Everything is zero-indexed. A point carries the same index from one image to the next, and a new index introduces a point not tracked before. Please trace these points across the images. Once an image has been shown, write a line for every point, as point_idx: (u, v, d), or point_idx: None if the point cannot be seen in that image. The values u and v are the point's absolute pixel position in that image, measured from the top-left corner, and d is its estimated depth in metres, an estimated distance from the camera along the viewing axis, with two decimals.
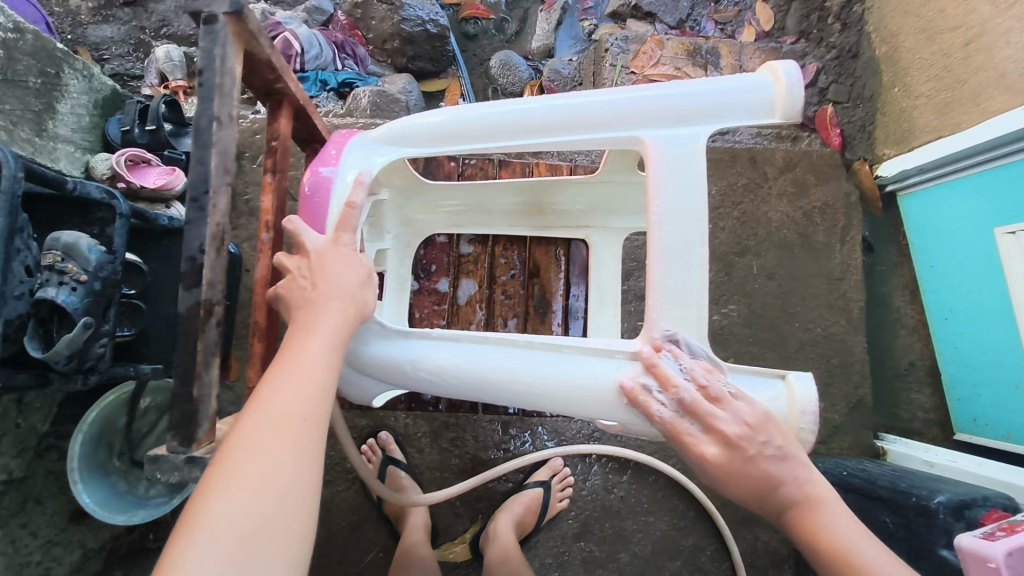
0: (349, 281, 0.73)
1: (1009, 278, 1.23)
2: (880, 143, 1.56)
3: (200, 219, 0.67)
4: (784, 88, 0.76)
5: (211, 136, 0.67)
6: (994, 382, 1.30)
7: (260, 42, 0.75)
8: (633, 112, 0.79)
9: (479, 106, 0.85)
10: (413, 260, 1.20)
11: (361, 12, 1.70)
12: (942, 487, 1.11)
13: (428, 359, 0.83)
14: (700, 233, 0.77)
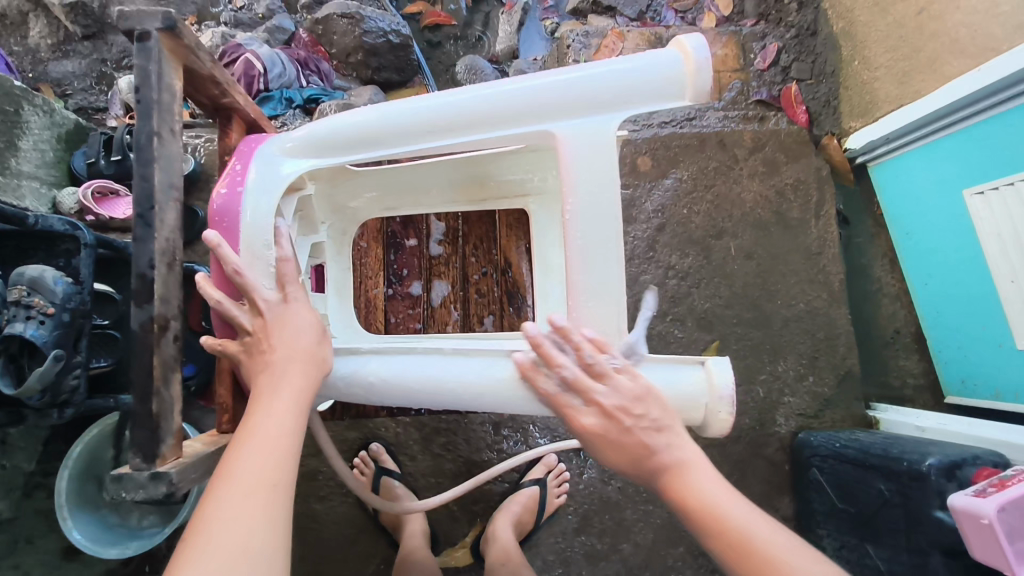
0: (304, 340, 0.75)
1: (982, 237, 1.26)
2: (846, 116, 1.57)
3: (148, 235, 0.71)
4: (693, 68, 0.71)
5: (152, 152, 0.72)
6: (979, 341, 1.34)
7: (199, 57, 0.78)
8: (536, 104, 0.75)
9: (380, 107, 0.80)
10: (384, 265, 1.13)
11: (322, 28, 1.67)
12: (931, 451, 1.12)
13: (363, 372, 0.85)
14: (615, 225, 0.76)
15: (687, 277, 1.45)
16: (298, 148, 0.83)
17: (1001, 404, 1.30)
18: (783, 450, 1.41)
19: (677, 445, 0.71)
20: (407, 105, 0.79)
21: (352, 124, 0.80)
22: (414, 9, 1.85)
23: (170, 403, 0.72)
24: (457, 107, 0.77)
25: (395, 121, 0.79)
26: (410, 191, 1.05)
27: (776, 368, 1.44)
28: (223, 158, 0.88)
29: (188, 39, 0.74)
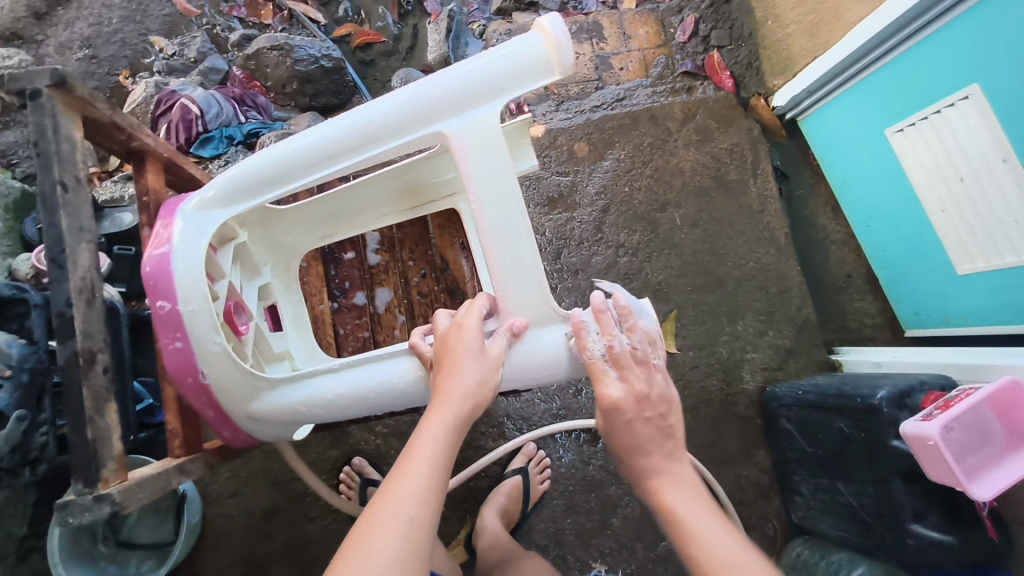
0: (479, 372, 0.78)
1: (909, 172, 1.31)
2: (769, 75, 1.63)
3: (62, 276, 0.75)
4: (553, 45, 0.75)
5: (57, 200, 0.76)
6: (925, 273, 1.39)
7: (97, 106, 0.82)
8: (422, 109, 0.78)
9: (285, 144, 0.83)
10: (325, 281, 1.08)
11: (254, 63, 1.70)
12: (881, 383, 1.16)
13: (320, 392, 0.84)
14: (519, 208, 0.78)
15: (637, 252, 1.48)
16: (212, 201, 0.84)
17: (965, 327, 1.32)
18: (754, 406, 1.45)
19: (675, 459, 0.82)
20: (308, 136, 0.82)
21: (258, 163, 0.83)
22: (342, 32, 1.86)
23: (108, 429, 0.76)
24: (352, 129, 0.80)
25: (299, 153, 0.82)
26: (345, 215, 1.02)
27: (736, 328, 1.47)
28: (143, 200, 0.94)
29: (79, 90, 0.78)
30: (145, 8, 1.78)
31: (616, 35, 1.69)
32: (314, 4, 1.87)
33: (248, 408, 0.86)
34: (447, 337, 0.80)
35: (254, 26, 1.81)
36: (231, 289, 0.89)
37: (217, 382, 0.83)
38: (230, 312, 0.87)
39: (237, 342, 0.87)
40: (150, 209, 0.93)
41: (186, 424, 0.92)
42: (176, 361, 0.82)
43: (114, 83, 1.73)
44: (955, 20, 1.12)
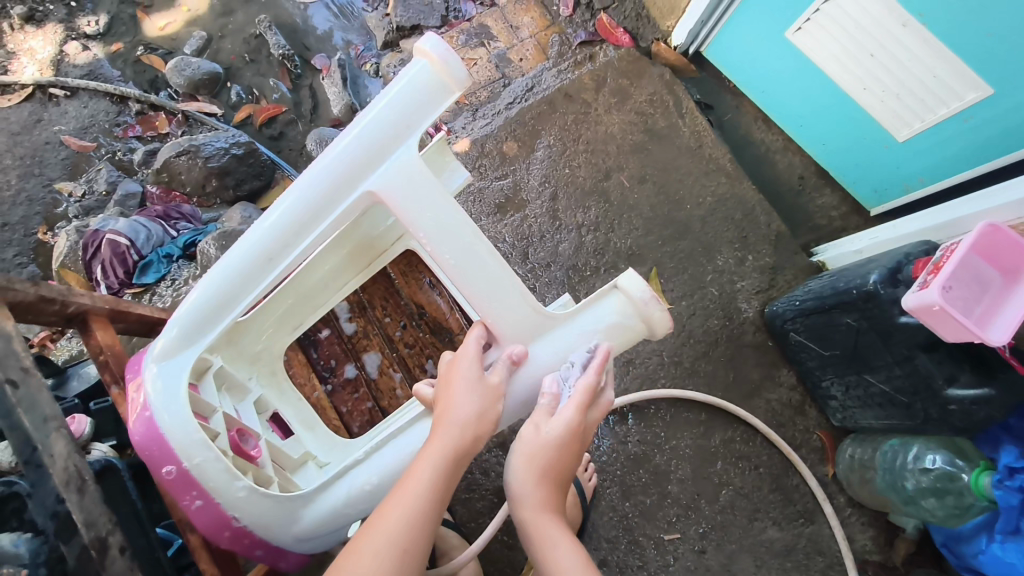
0: (473, 406, 0.77)
1: (822, 65, 1.34)
2: (660, 19, 1.65)
3: (41, 471, 0.75)
4: (440, 63, 0.76)
5: (11, 400, 0.77)
6: (873, 151, 1.41)
7: (14, 286, 0.81)
8: (343, 175, 0.78)
9: (225, 258, 0.82)
10: (309, 367, 1.02)
11: (167, 175, 1.66)
12: (869, 267, 1.16)
13: (357, 486, 0.82)
14: (470, 230, 0.79)
15: (600, 226, 1.47)
16: (172, 346, 0.81)
17: (924, 189, 1.36)
18: (760, 331, 1.45)
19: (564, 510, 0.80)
20: (242, 245, 0.81)
21: (204, 291, 0.81)
22: (242, 116, 1.81)
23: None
24: (286, 217, 0.79)
25: (241, 264, 0.80)
26: (307, 299, 0.97)
27: (717, 264, 1.48)
28: (100, 358, 0.91)
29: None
30: (41, 161, 1.74)
31: (504, 29, 1.69)
32: (204, 99, 1.82)
33: (293, 533, 0.82)
34: (445, 377, 0.81)
35: (155, 139, 1.77)
36: (228, 421, 0.84)
37: (253, 521, 0.79)
38: (237, 443, 0.81)
39: (256, 471, 0.83)
40: (109, 367, 0.92)
41: (224, 565, 0.89)
42: (204, 518, 0.79)
43: (35, 242, 1.67)
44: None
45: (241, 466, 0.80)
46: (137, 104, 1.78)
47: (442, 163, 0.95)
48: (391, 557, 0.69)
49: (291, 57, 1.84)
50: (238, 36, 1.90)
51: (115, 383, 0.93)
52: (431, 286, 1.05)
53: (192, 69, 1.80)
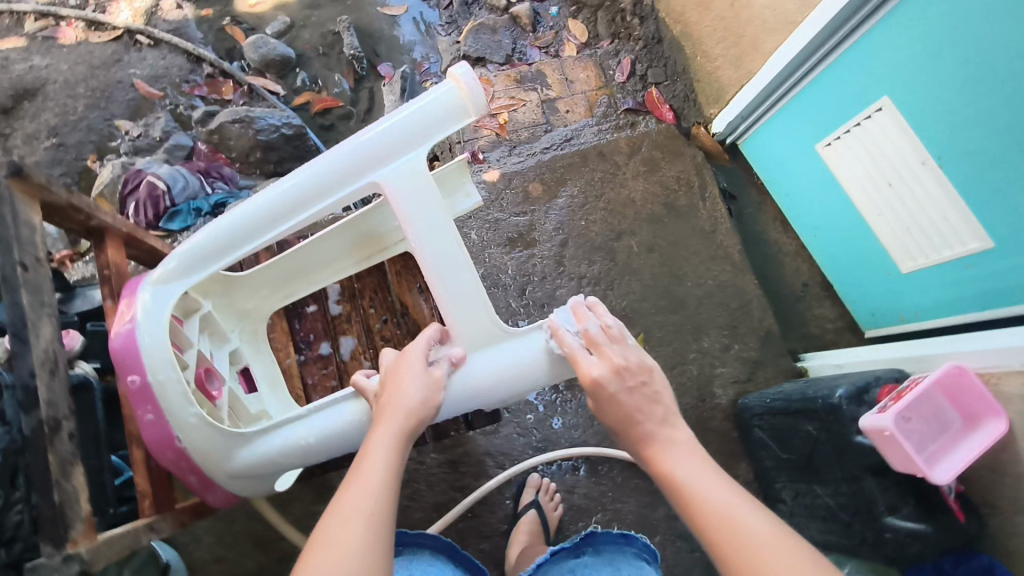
0: (418, 392, 0.81)
1: (844, 183, 1.38)
2: (705, 105, 1.72)
3: (24, 350, 0.76)
4: (465, 89, 0.80)
5: (18, 279, 0.77)
6: (874, 274, 1.45)
7: (52, 189, 0.85)
8: (354, 165, 0.82)
9: (234, 211, 0.85)
10: (290, 335, 1.10)
11: (218, 137, 1.77)
12: (840, 382, 1.19)
13: (292, 440, 0.85)
14: (454, 239, 0.83)
15: (599, 282, 1.53)
16: (169, 274, 0.85)
17: (917, 322, 1.38)
18: (728, 419, 1.47)
19: (669, 425, 0.82)
20: (253, 202, 0.84)
21: (203, 239, 0.85)
22: (302, 100, 1.92)
23: (72, 492, 0.74)
24: (298, 188, 0.82)
25: (242, 223, 0.84)
26: (301, 275, 1.03)
27: (702, 345, 1.51)
28: (104, 273, 0.97)
29: (35, 177, 0.82)
30: (108, 95, 1.85)
31: (559, 81, 1.78)
32: (272, 78, 1.94)
33: (227, 469, 0.85)
34: (394, 368, 0.84)
35: (216, 102, 1.89)
36: (199, 359, 0.91)
37: (193, 448, 0.82)
38: (201, 378, 0.88)
39: (210, 408, 0.88)
40: (111, 282, 0.97)
41: (156, 485, 0.91)
42: (153, 434, 0.83)
43: (82, 167, 1.77)
44: (862, 39, 1.19)
45: (197, 399, 0.86)
46: (210, 67, 1.91)
47: (459, 183, 1.01)
48: (360, 524, 0.68)
49: (360, 59, 1.96)
50: (317, 29, 2.03)
51: (111, 297, 0.96)
52: (421, 293, 1.10)
53: (268, 49, 1.92)
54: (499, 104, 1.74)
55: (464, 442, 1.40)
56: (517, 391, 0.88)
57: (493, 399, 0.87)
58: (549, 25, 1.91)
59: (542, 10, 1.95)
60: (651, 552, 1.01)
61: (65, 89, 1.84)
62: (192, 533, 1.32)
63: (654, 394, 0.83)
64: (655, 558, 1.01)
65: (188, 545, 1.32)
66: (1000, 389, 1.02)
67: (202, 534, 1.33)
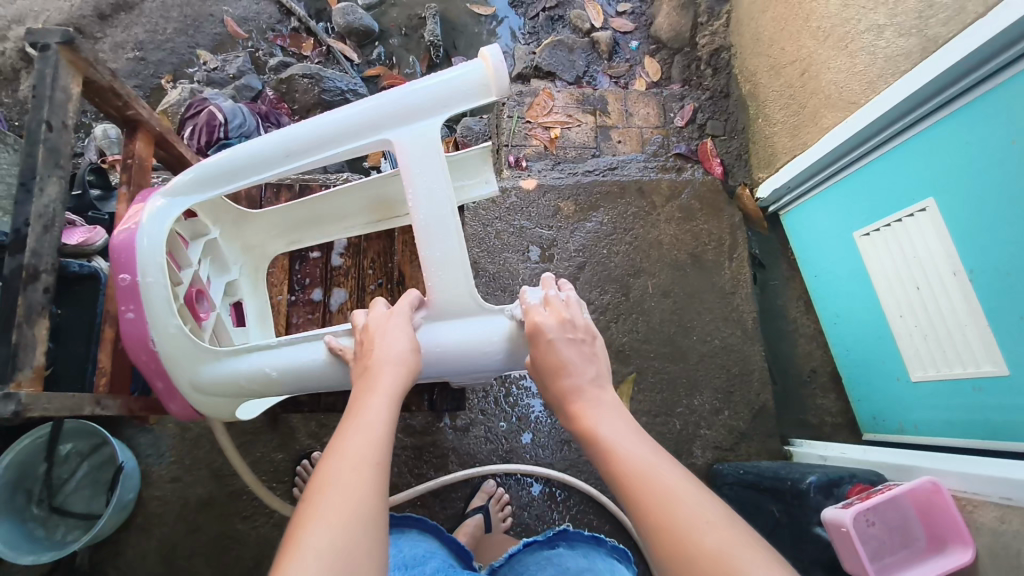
0: (400, 346, 0.78)
1: (872, 273, 1.34)
2: (755, 168, 1.71)
3: (26, 200, 0.82)
4: (492, 71, 0.78)
5: (40, 135, 0.84)
6: (882, 374, 1.40)
7: (98, 70, 0.92)
8: (370, 120, 0.81)
9: (256, 139, 0.85)
10: (286, 274, 1.13)
11: (285, 87, 1.84)
12: (814, 470, 1.16)
13: (256, 366, 0.85)
14: (452, 212, 0.80)
15: (605, 312, 1.52)
16: (183, 183, 0.86)
17: (915, 435, 1.31)
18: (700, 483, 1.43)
19: (598, 389, 0.77)
20: (275, 134, 0.84)
21: (220, 159, 0.85)
22: (372, 72, 1.98)
23: (30, 339, 0.81)
24: (316, 129, 0.82)
25: (256, 152, 0.84)
26: (312, 221, 1.05)
27: (692, 402, 1.48)
28: (126, 161, 1.01)
29: (84, 51, 0.88)
30: (198, 25, 1.95)
31: (620, 112, 1.79)
32: (351, 44, 2.01)
33: (193, 379, 0.85)
34: (379, 322, 0.81)
35: (294, 55, 1.97)
36: (194, 279, 0.93)
37: (165, 352, 0.83)
38: (191, 298, 0.91)
39: (194, 325, 0.90)
40: (130, 170, 1.01)
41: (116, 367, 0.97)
42: (132, 334, 0.84)
43: (156, 85, 1.86)
44: (924, 131, 1.16)
45: (183, 314, 0.88)
46: (296, 22, 2.00)
47: (481, 167, 1.03)
48: (365, 473, 0.63)
49: (438, 47, 2.02)
50: (405, 10, 2.10)
51: (126, 184, 1.00)
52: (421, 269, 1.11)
53: (354, 17, 1.98)
54: (555, 119, 1.76)
55: (432, 432, 1.40)
56: (481, 369, 0.84)
57: (455, 374, 0.85)
58: (625, 57, 1.95)
59: (623, 41, 1.99)
60: (619, 551, 1.03)
61: (161, 10, 1.93)
62: (155, 446, 1.36)
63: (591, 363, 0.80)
64: (625, 558, 1.03)
65: (147, 456, 1.36)
66: (973, 517, 0.97)
67: (164, 450, 1.36)
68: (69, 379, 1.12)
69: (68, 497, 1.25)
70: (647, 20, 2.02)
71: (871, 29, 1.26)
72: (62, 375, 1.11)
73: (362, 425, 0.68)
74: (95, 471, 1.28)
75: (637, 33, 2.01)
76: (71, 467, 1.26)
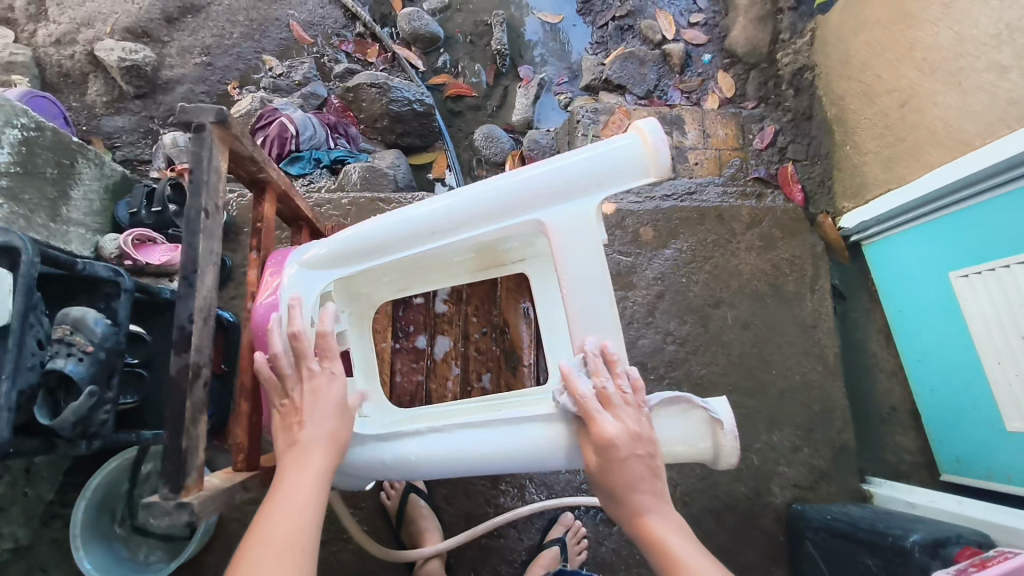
0: (326, 424, 0.79)
1: (969, 317, 1.28)
2: (839, 197, 1.64)
3: (190, 294, 0.78)
4: (651, 148, 0.76)
5: (199, 225, 0.79)
6: (973, 421, 1.33)
7: (243, 141, 0.86)
8: (521, 199, 0.79)
9: (396, 214, 0.84)
10: (389, 320, 1.12)
11: (352, 96, 1.81)
12: (917, 527, 1.12)
13: (401, 456, 0.84)
14: (607, 297, 0.81)
15: (683, 342, 1.49)
16: (325, 259, 0.87)
17: (1003, 485, 1.26)
18: (778, 521, 1.41)
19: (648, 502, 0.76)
20: (415, 211, 0.83)
21: (362, 234, 0.85)
22: (438, 81, 1.97)
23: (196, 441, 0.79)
24: (461, 209, 0.81)
25: (397, 229, 0.83)
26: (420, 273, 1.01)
27: (771, 438, 1.45)
28: (256, 225, 0.94)
29: (235, 127, 0.82)
30: (263, 29, 1.91)
31: (697, 132, 1.74)
32: (416, 51, 1.98)
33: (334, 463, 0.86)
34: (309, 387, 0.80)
35: (359, 61, 1.94)
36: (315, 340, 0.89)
37: None
38: None
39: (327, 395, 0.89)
40: (260, 235, 0.94)
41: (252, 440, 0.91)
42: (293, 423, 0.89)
43: (222, 91, 1.83)
44: None
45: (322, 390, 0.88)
46: (362, 27, 1.96)
47: None
48: (290, 557, 0.66)
49: (505, 57, 1.99)
50: (471, 16, 2.06)
51: (256, 249, 0.94)
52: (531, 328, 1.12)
53: (420, 24, 1.95)
54: None
55: None
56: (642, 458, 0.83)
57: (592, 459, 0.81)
58: (697, 71, 1.90)
59: (695, 54, 1.95)
60: None
61: (227, 13, 1.89)
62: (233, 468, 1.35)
63: (657, 468, 0.76)
64: None
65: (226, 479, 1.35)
66: None
67: None
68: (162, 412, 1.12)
69: (148, 517, 1.25)
70: (721, 32, 1.97)
71: (992, 68, 1.19)
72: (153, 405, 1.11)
73: (290, 505, 0.71)
74: None
75: (710, 46, 1.96)
76: (151, 487, 1.27)
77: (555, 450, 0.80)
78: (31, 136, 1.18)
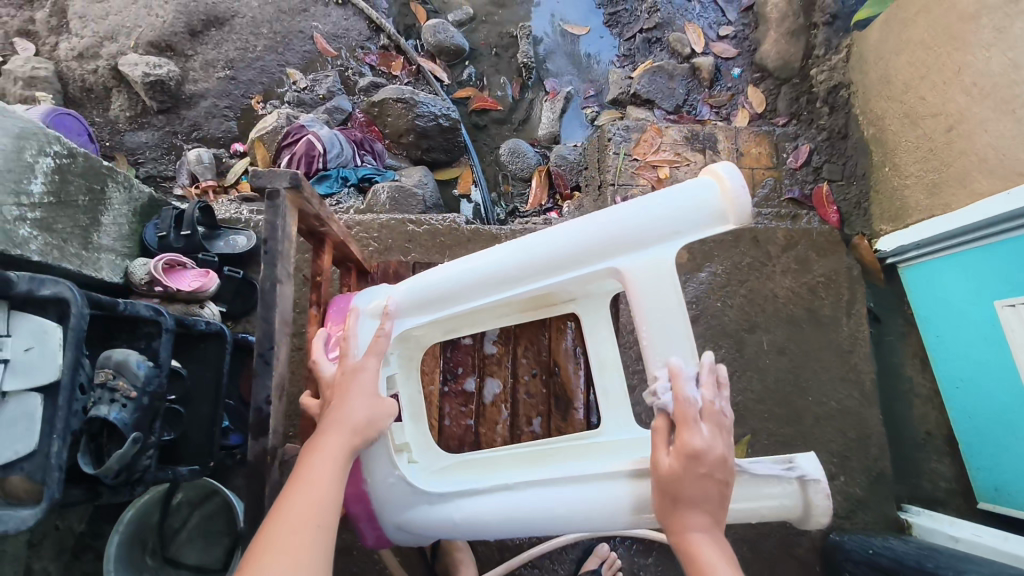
0: (360, 413, 0.78)
1: (1015, 347, 1.23)
2: (876, 218, 1.62)
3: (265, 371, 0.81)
4: (730, 194, 0.76)
5: (273, 296, 0.81)
6: (1015, 454, 1.29)
7: (311, 201, 0.90)
8: (597, 249, 0.80)
9: (470, 263, 0.86)
10: (440, 362, 1.18)
11: (377, 110, 1.78)
12: (969, 569, 1.08)
13: (470, 518, 0.83)
14: (690, 351, 0.81)
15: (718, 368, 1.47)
16: (400, 308, 0.89)
17: None
18: (814, 550, 1.39)
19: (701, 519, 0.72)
20: (489, 259, 0.85)
21: (436, 283, 0.87)
22: (463, 94, 1.94)
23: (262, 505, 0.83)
24: (536, 258, 0.82)
25: (472, 278, 0.86)
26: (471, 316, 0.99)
27: None
28: (317, 278, 1.00)
29: (307, 190, 0.86)
30: (287, 42, 1.88)
31: (730, 150, 1.70)
32: (441, 64, 1.95)
33: (399, 523, 0.87)
34: (347, 376, 0.81)
35: (383, 74, 1.91)
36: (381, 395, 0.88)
37: (380, 498, 0.86)
38: None
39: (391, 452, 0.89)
40: (320, 288, 1.00)
41: None
42: (359, 483, 0.90)
43: (246, 105, 1.80)
44: None
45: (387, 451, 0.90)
46: (386, 40, 1.94)
47: None
48: (309, 535, 0.65)
49: (531, 70, 1.98)
50: (495, 28, 2.05)
51: (316, 303, 1.01)
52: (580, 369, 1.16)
53: (445, 36, 1.93)
54: (662, 157, 1.65)
55: None
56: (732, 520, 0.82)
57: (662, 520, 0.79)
58: (727, 86, 1.88)
59: (725, 68, 1.92)
60: None
61: (251, 25, 1.86)
62: None
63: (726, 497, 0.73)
64: None
65: None
66: None
67: None
68: (197, 449, 1.09)
69: (179, 547, 1.23)
70: (751, 45, 1.94)
71: None
72: (189, 441, 1.09)
73: (312, 485, 0.70)
74: (206, 520, 1.27)
75: (740, 59, 1.94)
76: (182, 517, 1.25)
77: (628, 513, 0.79)
78: (64, 163, 1.16)
